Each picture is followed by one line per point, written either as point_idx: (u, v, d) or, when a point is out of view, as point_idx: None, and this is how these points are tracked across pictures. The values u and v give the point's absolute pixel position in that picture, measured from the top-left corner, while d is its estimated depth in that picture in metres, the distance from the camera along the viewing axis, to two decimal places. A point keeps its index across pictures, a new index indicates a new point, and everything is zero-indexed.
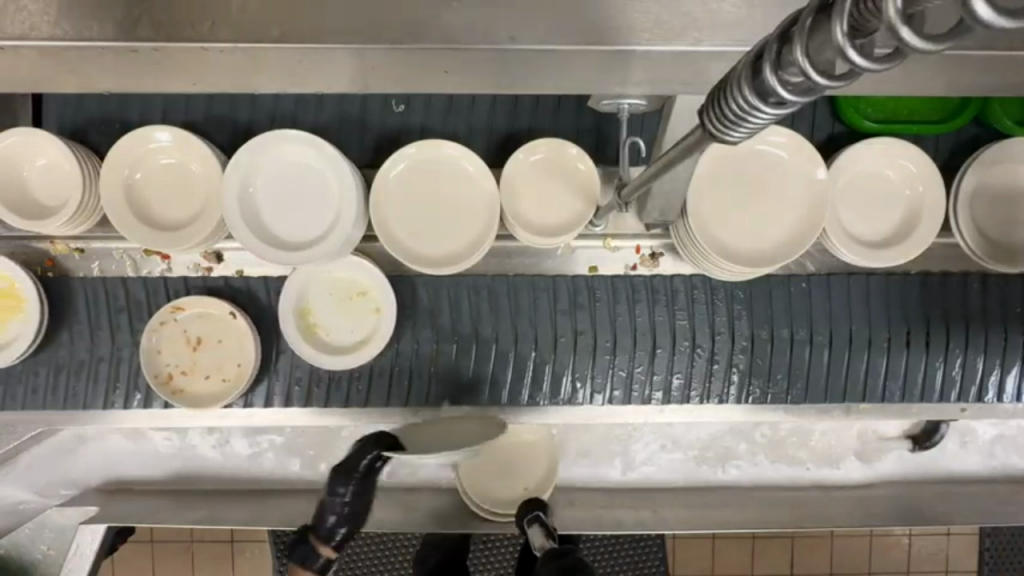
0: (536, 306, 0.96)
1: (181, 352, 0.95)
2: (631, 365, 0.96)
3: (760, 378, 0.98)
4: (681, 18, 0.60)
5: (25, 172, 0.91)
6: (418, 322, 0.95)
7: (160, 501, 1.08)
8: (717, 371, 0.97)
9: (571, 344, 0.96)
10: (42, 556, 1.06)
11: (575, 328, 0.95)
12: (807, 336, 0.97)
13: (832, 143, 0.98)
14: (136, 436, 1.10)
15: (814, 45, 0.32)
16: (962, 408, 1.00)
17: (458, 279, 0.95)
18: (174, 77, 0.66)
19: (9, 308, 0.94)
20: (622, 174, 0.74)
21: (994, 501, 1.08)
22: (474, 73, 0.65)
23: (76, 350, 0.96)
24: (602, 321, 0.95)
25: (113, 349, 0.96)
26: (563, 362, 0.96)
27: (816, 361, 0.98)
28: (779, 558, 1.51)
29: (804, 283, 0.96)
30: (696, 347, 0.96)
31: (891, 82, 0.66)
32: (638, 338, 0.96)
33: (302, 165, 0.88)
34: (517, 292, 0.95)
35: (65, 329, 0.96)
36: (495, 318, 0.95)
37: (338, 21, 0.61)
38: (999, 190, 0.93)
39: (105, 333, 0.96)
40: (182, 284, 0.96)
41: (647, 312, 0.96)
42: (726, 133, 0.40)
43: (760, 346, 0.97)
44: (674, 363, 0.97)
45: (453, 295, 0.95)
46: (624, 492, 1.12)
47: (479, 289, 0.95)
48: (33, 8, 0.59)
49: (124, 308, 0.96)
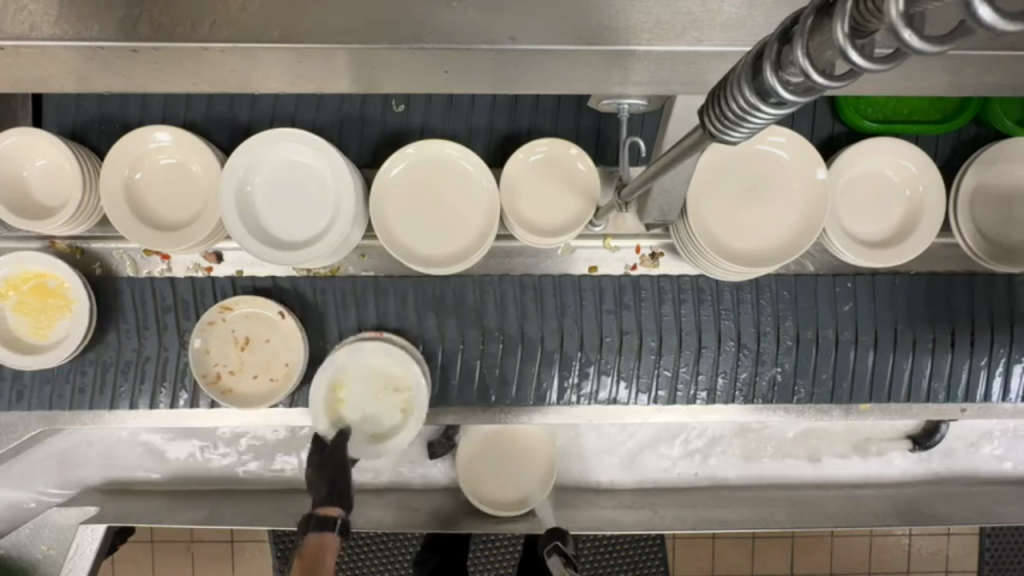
0: (580, 305, 0.95)
1: (230, 352, 0.94)
2: (677, 364, 0.96)
3: (805, 379, 0.97)
4: (681, 17, 0.60)
5: (25, 172, 0.90)
6: (462, 321, 0.95)
7: (168, 502, 1.08)
8: (763, 371, 0.97)
9: (617, 344, 0.95)
10: (43, 556, 1.06)
11: (621, 328, 0.95)
12: (853, 337, 0.97)
13: (831, 143, 0.98)
14: (145, 435, 1.10)
15: (814, 45, 0.32)
16: (962, 408, 1.00)
17: (494, 278, 0.95)
18: (174, 76, 0.66)
19: (62, 307, 0.94)
20: (622, 174, 0.74)
21: (995, 501, 1.08)
22: (475, 72, 0.65)
23: (124, 350, 0.95)
24: (647, 322, 0.95)
25: (159, 349, 0.95)
26: (608, 361, 0.96)
27: (861, 363, 0.97)
28: (779, 558, 1.51)
29: (850, 283, 0.96)
30: (742, 350, 0.96)
31: (891, 81, 0.65)
32: (684, 337, 0.95)
33: (301, 166, 0.88)
34: (562, 292, 0.95)
35: (112, 329, 0.96)
36: (539, 317, 0.95)
37: (339, 21, 0.61)
38: (999, 190, 0.93)
39: (153, 332, 0.95)
40: (230, 283, 0.95)
41: (692, 312, 0.96)
42: (726, 132, 0.40)
43: (806, 346, 0.96)
44: (719, 363, 0.96)
45: (499, 294, 0.95)
46: (625, 492, 1.12)
47: (525, 288, 0.95)
48: (34, 8, 0.59)
49: (171, 307, 0.95)
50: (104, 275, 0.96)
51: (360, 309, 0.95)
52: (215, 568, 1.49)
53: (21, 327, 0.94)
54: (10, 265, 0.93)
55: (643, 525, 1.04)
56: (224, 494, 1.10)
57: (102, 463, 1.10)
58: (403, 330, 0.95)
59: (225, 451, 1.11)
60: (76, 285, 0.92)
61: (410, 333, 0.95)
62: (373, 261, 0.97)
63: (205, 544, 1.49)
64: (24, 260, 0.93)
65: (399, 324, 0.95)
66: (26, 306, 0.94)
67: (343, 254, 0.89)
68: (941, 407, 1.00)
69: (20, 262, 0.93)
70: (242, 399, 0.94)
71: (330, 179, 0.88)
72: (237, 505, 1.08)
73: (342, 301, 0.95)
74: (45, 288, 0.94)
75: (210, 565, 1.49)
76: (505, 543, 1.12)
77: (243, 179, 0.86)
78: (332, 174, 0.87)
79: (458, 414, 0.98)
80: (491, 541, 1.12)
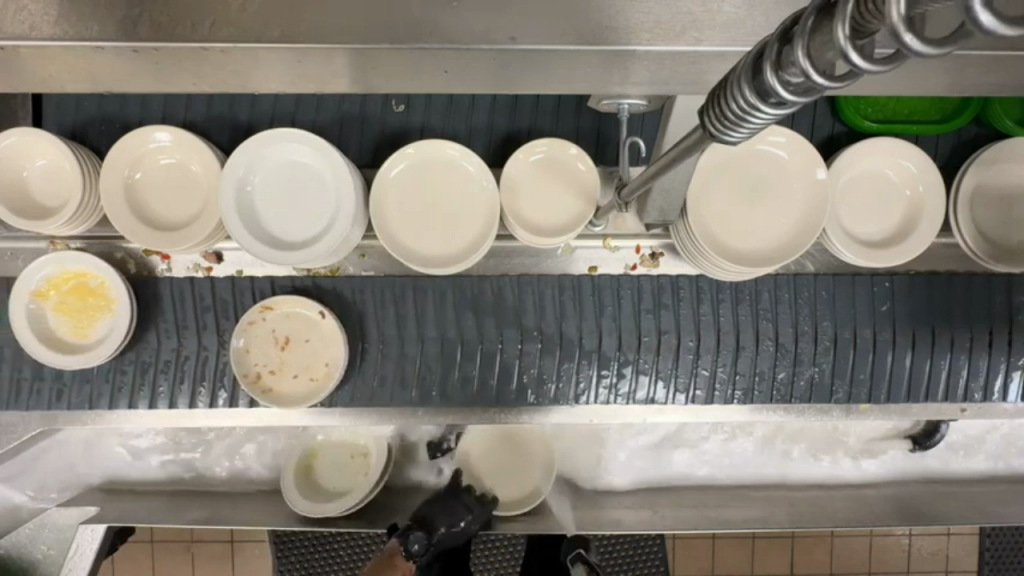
0: (619, 305, 0.95)
1: (271, 351, 0.94)
2: (715, 364, 0.96)
3: (843, 379, 0.97)
4: (681, 17, 0.60)
5: (25, 172, 0.91)
6: (502, 320, 0.95)
7: (174, 502, 1.08)
8: (801, 372, 0.97)
9: (655, 344, 0.95)
10: (43, 556, 1.06)
11: (659, 328, 0.95)
12: (890, 336, 0.97)
13: (831, 143, 0.98)
14: (153, 435, 1.10)
15: (814, 45, 0.32)
16: (962, 408, 1.00)
17: (532, 278, 0.95)
18: (174, 75, 0.66)
19: (102, 307, 0.94)
20: (622, 174, 0.74)
21: (997, 501, 1.08)
22: (475, 72, 0.65)
23: (163, 350, 0.95)
24: (685, 322, 0.95)
25: (199, 348, 0.95)
26: (645, 361, 0.96)
27: (899, 363, 0.98)
28: (779, 558, 1.51)
29: (887, 282, 0.97)
30: (781, 350, 0.96)
31: (891, 80, 0.65)
32: (722, 337, 0.96)
33: (301, 166, 0.88)
34: (600, 291, 0.95)
35: (152, 329, 0.95)
36: (578, 317, 0.95)
37: (339, 21, 0.61)
38: (999, 191, 0.93)
39: (193, 332, 0.95)
40: (269, 284, 0.95)
41: (730, 312, 0.96)
42: (725, 133, 0.40)
43: (843, 346, 0.97)
44: (757, 363, 0.96)
45: (537, 294, 0.95)
46: (628, 490, 1.12)
47: (564, 288, 0.95)
48: (33, 8, 0.59)
49: (210, 307, 0.95)
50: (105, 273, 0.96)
51: (400, 308, 0.95)
52: (215, 569, 1.49)
53: (61, 327, 0.93)
54: (52, 263, 0.92)
55: (642, 525, 1.04)
56: (233, 494, 1.11)
57: (107, 463, 1.10)
58: (442, 330, 0.95)
59: (234, 452, 1.11)
60: (118, 284, 0.92)
61: (450, 333, 0.95)
62: (373, 261, 0.97)
63: (205, 544, 1.49)
64: (67, 260, 0.92)
65: (439, 323, 0.95)
66: (67, 306, 0.93)
67: (343, 254, 0.89)
68: (942, 407, 1.00)
69: (62, 262, 0.92)
70: (284, 399, 0.93)
71: (331, 180, 0.88)
72: (237, 505, 1.08)
73: (383, 300, 0.95)
74: (86, 288, 0.94)
75: (211, 565, 1.49)
76: (505, 543, 1.12)
77: (243, 180, 0.86)
78: (332, 173, 0.87)
79: (459, 414, 0.98)
80: (491, 541, 1.12)
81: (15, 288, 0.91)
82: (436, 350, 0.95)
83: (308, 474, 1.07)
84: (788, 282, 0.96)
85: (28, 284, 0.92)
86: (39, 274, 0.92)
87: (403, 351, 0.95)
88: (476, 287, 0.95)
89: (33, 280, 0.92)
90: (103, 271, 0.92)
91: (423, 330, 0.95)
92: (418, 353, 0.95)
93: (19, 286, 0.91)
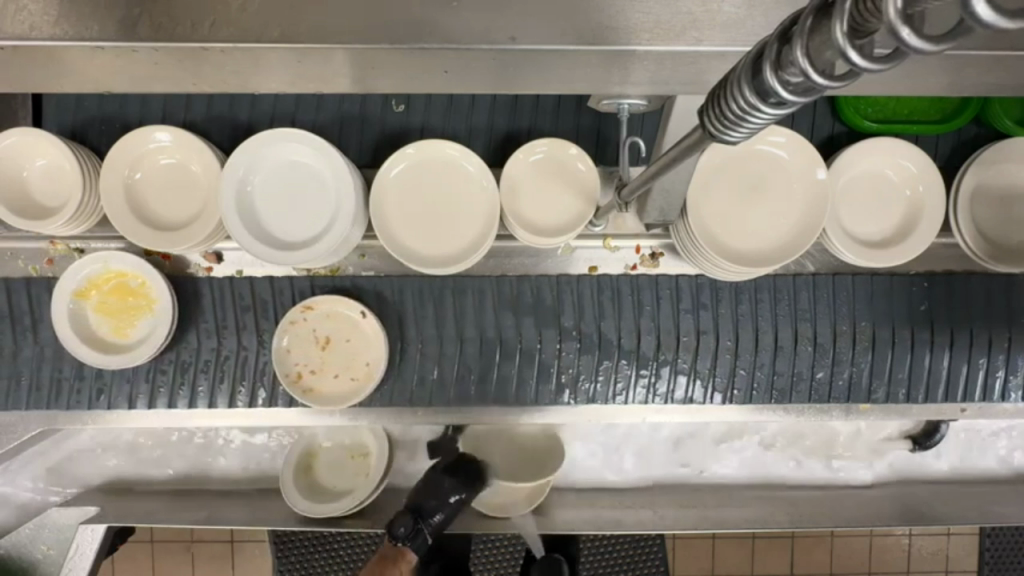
0: (657, 305, 0.96)
1: (313, 351, 0.94)
2: (754, 364, 0.96)
3: (882, 379, 0.98)
4: (681, 17, 0.60)
5: (25, 172, 0.91)
6: (541, 321, 0.95)
7: (180, 502, 1.08)
8: (839, 371, 0.97)
9: (693, 344, 0.96)
10: (42, 556, 1.06)
11: (698, 328, 0.95)
12: (928, 337, 0.97)
13: (831, 142, 0.98)
14: (159, 435, 1.10)
15: (813, 44, 0.32)
16: (962, 408, 1.00)
17: (571, 278, 0.96)
18: (175, 75, 0.66)
19: (142, 307, 0.94)
20: (622, 174, 0.74)
21: (996, 501, 1.08)
22: (475, 72, 0.65)
23: (203, 350, 0.96)
24: (723, 321, 0.96)
25: (238, 348, 0.96)
26: (683, 361, 0.96)
27: (936, 364, 0.98)
28: (779, 559, 1.51)
29: (925, 283, 0.97)
30: (819, 349, 0.96)
31: (889, 80, 0.65)
32: (761, 338, 0.96)
33: (301, 166, 0.88)
34: (639, 291, 0.96)
35: (192, 329, 0.96)
36: (617, 316, 0.95)
37: (340, 21, 0.61)
38: (999, 191, 0.93)
39: (232, 332, 0.95)
40: (308, 284, 0.95)
41: (768, 312, 0.96)
42: (725, 133, 0.40)
43: (882, 346, 0.97)
44: (796, 363, 0.97)
45: (577, 295, 0.96)
46: (630, 491, 1.11)
47: (602, 289, 0.96)
48: (34, 8, 0.59)
49: (250, 307, 0.95)
50: None
51: (438, 308, 0.96)
52: (215, 569, 1.49)
53: (102, 327, 0.93)
54: (94, 263, 0.92)
55: (643, 526, 1.04)
56: (246, 494, 1.11)
57: (111, 463, 1.10)
58: (482, 330, 0.95)
59: (235, 452, 1.11)
60: (158, 283, 0.92)
61: (489, 333, 0.95)
62: (373, 261, 0.97)
63: (205, 544, 1.49)
64: (109, 260, 0.92)
65: (478, 322, 0.95)
66: (107, 306, 0.94)
67: (343, 254, 0.89)
68: (942, 407, 1.00)
69: (103, 262, 0.92)
70: (328, 400, 0.93)
71: (331, 180, 0.88)
72: (238, 506, 1.08)
73: (422, 299, 0.95)
74: (126, 288, 0.94)
75: (211, 565, 1.49)
76: (505, 543, 1.13)
77: (243, 180, 0.86)
78: (332, 174, 0.87)
79: (459, 414, 0.98)
80: (491, 541, 1.13)
81: (57, 288, 0.92)
82: (475, 351, 0.96)
83: (309, 475, 1.06)
84: (828, 281, 0.96)
85: (70, 284, 0.92)
86: (80, 274, 0.92)
87: (442, 351, 0.95)
88: (514, 288, 0.95)
89: (74, 280, 0.92)
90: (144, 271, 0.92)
91: (462, 329, 0.95)
92: (457, 353, 0.96)
93: (61, 285, 0.91)
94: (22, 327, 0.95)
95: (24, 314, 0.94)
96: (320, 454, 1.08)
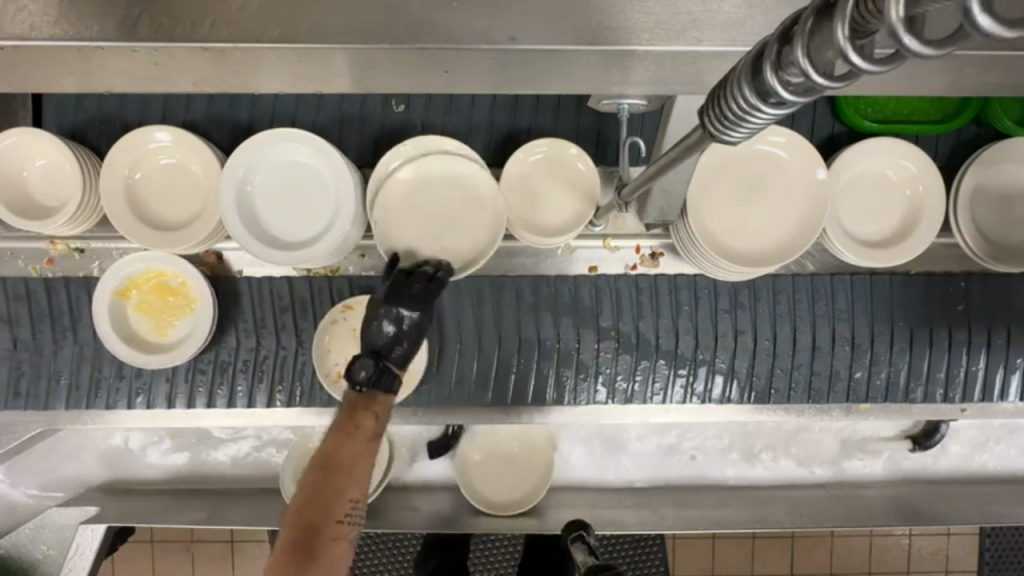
0: (695, 305, 0.96)
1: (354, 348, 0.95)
2: (792, 364, 0.97)
3: (919, 380, 0.99)
4: (681, 17, 0.61)
5: (25, 172, 0.91)
6: (580, 321, 0.96)
7: (182, 501, 1.08)
8: (877, 371, 0.98)
9: (731, 344, 0.96)
10: (43, 557, 1.06)
11: (735, 328, 0.96)
12: (966, 337, 0.98)
13: (831, 142, 0.98)
14: (164, 435, 1.10)
15: (815, 45, 0.32)
16: (962, 408, 1.00)
17: (610, 278, 0.96)
18: (173, 75, 0.66)
19: (182, 307, 0.94)
20: (622, 174, 0.74)
21: (995, 501, 1.08)
22: (475, 72, 0.65)
23: (242, 350, 0.96)
24: (761, 321, 0.96)
25: (277, 348, 0.96)
26: (721, 361, 0.97)
27: (972, 364, 0.98)
28: (780, 559, 1.51)
29: (963, 282, 0.98)
30: (857, 350, 0.97)
31: (888, 80, 0.65)
32: (799, 338, 0.97)
33: (301, 166, 0.88)
34: (677, 291, 0.96)
35: (231, 330, 0.96)
36: (655, 316, 0.96)
37: (340, 21, 0.61)
38: (999, 191, 0.93)
39: (271, 332, 0.96)
40: (347, 284, 0.96)
41: (807, 312, 0.97)
42: (725, 133, 0.40)
43: (919, 347, 0.98)
44: (834, 364, 0.97)
45: (616, 295, 0.96)
46: (632, 491, 1.11)
47: (641, 289, 0.96)
48: (34, 8, 0.59)
49: (289, 306, 0.96)
50: None
51: (477, 308, 0.96)
52: (216, 569, 1.49)
53: (142, 327, 0.93)
54: (134, 263, 0.91)
55: (643, 525, 1.04)
56: (262, 495, 1.11)
57: (115, 463, 1.10)
58: (521, 329, 0.96)
59: (235, 452, 1.11)
60: (198, 280, 0.91)
61: (528, 333, 0.96)
62: (373, 261, 0.97)
63: (205, 545, 1.49)
64: (150, 260, 0.91)
65: (517, 323, 0.96)
66: (147, 306, 0.94)
67: (343, 254, 0.89)
68: (942, 407, 1.00)
69: (144, 262, 0.91)
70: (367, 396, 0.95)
71: (331, 180, 0.88)
72: (240, 505, 1.08)
73: (461, 299, 0.95)
74: (166, 288, 0.94)
75: (211, 565, 1.49)
76: (504, 543, 1.14)
77: (243, 180, 0.86)
78: (332, 174, 0.87)
79: (459, 415, 0.98)
80: (491, 541, 1.14)
81: (98, 288, 0.91)
82: (514, 351, 0.96)
83: None
84: (865, 281, 0.97)
85: (111, 284, 0.91)
86: (122, 274, 0.92)
87: (481, 351, 0.96)
88: (553, 287, 0.95)
89: (115, 280, 0.91)
90: (183, 271, 0.91)
91: (500, 329, 0.96)
92: (496, 351, 0.96)
93: (102, 285, 0.90)
94: (62, 327, 0.95)
95: (64, 314, 0.95)
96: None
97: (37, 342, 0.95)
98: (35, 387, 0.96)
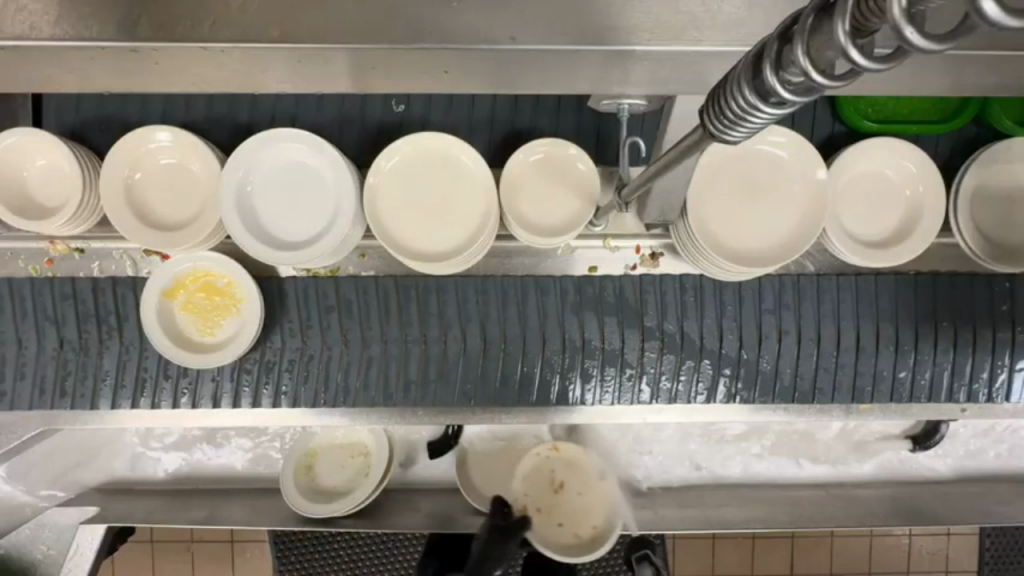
0: (740, 305, 0.96)
1: (547, 495, 1.06)
2: (837, 364, 0.97)
3: (962, 381, 0.98)
4: (680, 17, 0.61)
5: (25, 172, 0.91)
6: (624, 321, 0.95)
7: (183, 501, 1.08)
8: (921, 372, 0.98)
9: (775, 345, 0.96)
10: (43, 556, 1.06)
11: (780, 327, 0.96)
12: (1010, 336, 0.97)
13: (831, 142, 0.98)
14: (165, 436, 1.10)
15: (815, 44, 0.32)
16: (962, 408, 1.00)
17: (656, 279, 0.96)
18: (173, 76, 0.66)
19: (229, 306, 0.94)
20: (622, 174, 0.74)
21: (994, 501, 1.08)
22: (476, 73, 0.65)
23: (286, 350, 0.96)
24: (807, 322, 0.96)
25: (322, 348, 0.96)
26: (766, 360, 0.96)
27: (1014, 365, 0.98)
28: (779, 558, 1.51)
29: (1007, 283, 0.97)
30: (901, 351, 0.97)
31: (887, 80, 0.65)
32: (843, 337, 0.96)
33: (301, 166, 0.88)
34: (721, 291, 0.96)
35: (277, 329, 0.96)
36: (700, 316, 0.95)
37: (340, 21, 0.61)
38: (999, 191, 0.93)
39: (317, 332, 0.96)
40: (392, 284, 0.95)
41: (851, 311, 0.96)
42: (726, 132, 0.40)
43: (963, 346, 0.97)
44: (878, 363, 0.97)
45: (658, 294, 0.95)
46: (632, 491, 1.11)
47: (686, 287, 0.95)
48: (34, 8, 0.59)
49: (334, 307, 0.95)
50: (105, 275, 0.96)
51: (521, 308, 0.95)
52: (216, 568, 1.49)
53: (189, 326, 0.93)
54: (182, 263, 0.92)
55: (643, 526, 1.04)
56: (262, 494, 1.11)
57: (118, 463, 1.10)
58: (564, 331, 0.95)
59: (235, 452, 1.11)
60: (250, 285, 0.92)
61: (572, 335, 0.95)
62: (372, 261, 0.98)
63: (205, 544, 1.49)
64: (197, 260, 0.91)
65: (560, 324, 0.95)
66: (195, 306, 0.93)
67: (343, 253, 0.89)
68: (942, 407, 1.00)
69: (192, 263, 0.91)
70: (544, 539, 1.02)
71: (331, 180, 0.87)
72: (240, 504, 1.08)
73: (506, 302, 0.95)
74: (213, 287, 0.93)
75: (211, 564, 1.49)
76: None
77: (243, 179, 0.86)
78: (332, 173, 0.87)
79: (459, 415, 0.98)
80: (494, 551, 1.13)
81: (147, 288, 0.90)
82: (558, 352, 0.95)
83: (309, 475, 1.06)
84: (910, 281, 0.97)
85: (160, 284, 0.91)
86: (170, 273, 0.91)
87: (525, 349, 0.95)
88: (602, 288, 0.95)
89: (164, 280, 0.91)
90: (233, 273, 0.92)
91: (544, 330, 0.95)
92: (540, 354, 0.95)
93: (151, 285, 0.90)
94: (108, 327, 0.95)
95: (110, 314, 0.95)
96: (320, 454, 1.08)
97: (84, 342, 0.95)
98: (82, 386, 0.95)
